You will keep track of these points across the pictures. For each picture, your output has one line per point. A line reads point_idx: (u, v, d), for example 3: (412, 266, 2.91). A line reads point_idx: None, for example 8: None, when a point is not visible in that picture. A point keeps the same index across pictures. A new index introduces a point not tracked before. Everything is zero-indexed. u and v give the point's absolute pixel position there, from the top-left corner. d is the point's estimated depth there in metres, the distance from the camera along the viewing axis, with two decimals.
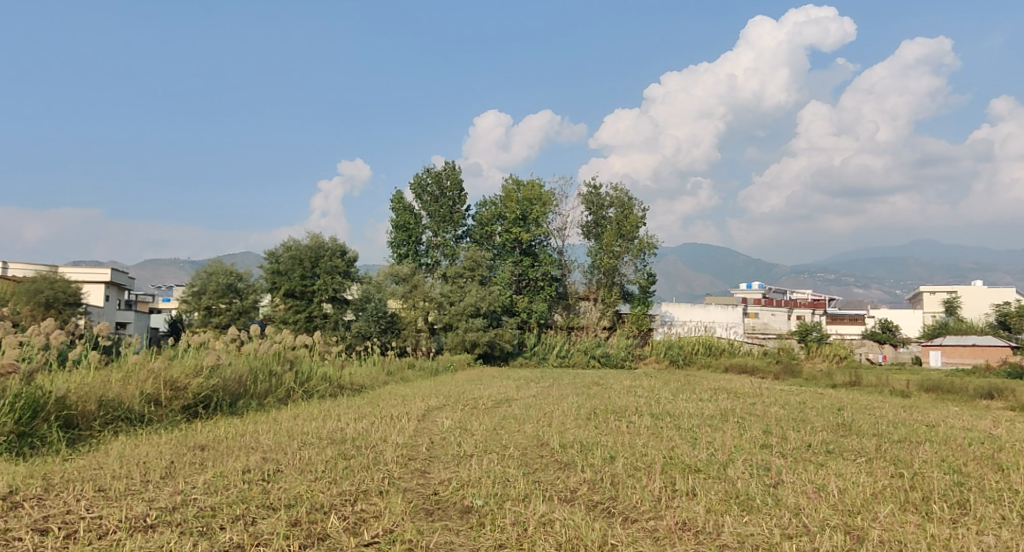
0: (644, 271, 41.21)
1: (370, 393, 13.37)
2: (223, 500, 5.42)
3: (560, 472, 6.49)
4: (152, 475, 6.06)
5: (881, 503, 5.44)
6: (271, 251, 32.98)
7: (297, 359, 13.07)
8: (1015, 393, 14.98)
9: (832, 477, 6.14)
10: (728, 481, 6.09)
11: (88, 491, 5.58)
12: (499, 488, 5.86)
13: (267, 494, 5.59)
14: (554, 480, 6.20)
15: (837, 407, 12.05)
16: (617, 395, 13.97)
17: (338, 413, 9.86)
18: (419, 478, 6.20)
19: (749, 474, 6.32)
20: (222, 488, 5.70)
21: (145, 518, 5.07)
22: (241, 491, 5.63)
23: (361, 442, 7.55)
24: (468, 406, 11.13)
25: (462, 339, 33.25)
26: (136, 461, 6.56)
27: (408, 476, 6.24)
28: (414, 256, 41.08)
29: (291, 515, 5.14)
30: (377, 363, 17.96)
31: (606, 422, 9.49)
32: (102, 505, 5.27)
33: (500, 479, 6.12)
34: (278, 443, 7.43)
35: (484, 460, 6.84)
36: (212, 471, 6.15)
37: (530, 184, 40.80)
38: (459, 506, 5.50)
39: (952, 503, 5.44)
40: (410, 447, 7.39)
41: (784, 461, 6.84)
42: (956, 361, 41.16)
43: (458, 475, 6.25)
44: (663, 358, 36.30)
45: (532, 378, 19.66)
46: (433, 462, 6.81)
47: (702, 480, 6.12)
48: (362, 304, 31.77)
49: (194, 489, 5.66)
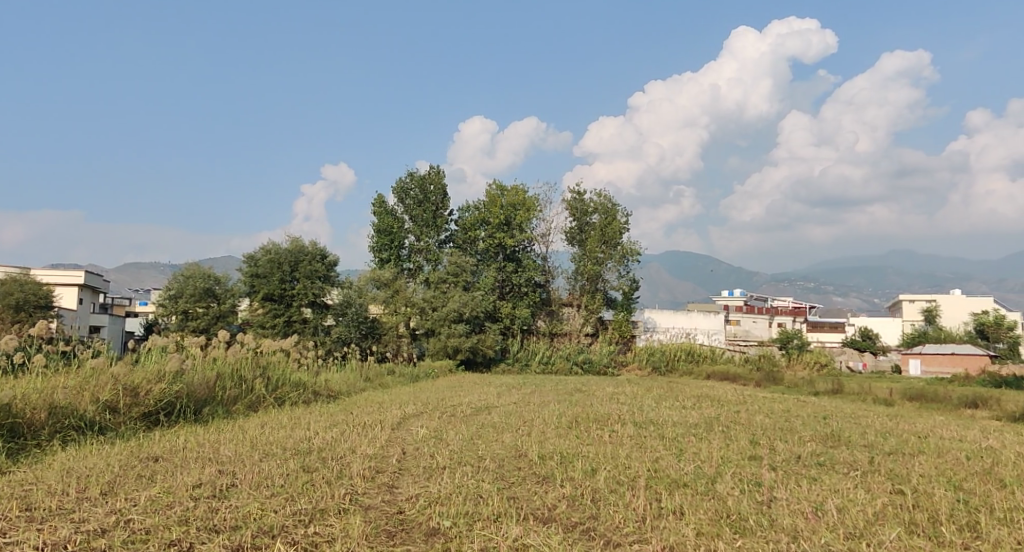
0: (627, 277, 41.13)
1: (346, 400, 13.03)
2: (162, 522, 5.12)
3: (537, 487, 6.26)
4: (91, 491, 5.75)
5: (884, 526, 5.26)
6: (249, 255, 32.48)
7: (270, 365, 12.73)
8: (999, 402, 14.98)
9: (828, 494, 5.96)
10: (718, 498, 5.90)
11: (14, 511, 5.26)
12: (470, 506, 5.62)
13: (214, 514, 5.30)
14: (532, 496, 5.98)
15: (823, 416, 11.92)
16: (599, 402, 13.77)
17: (309, 421, 9.56)
18: (385, 494, 5.95)
19: (738, 489, 6.13)
20: (162, 507, 5.40)
21: (67, 543, 4.76)
22: (183, 510, 5.34)
23: (329, 453, 7.27)
24: (446, 414, 10.87)
25: (444, 344, 32.98)
26: (79, 474, 6.23)
27: (373, 492, 5.99)
28: (396, 260, 40.69)
29: (235, 540, 4.87)
30: (355, 369, 17.59)
31: (588, 432, 9.28)
32: (23, 528, 4.96)
33: (472, 496, 5.88)
34: (239, 454, 7.14)
35: (457, 473, 6.59)
36: (158, 487, 5.85)
37: (513, 189, 40.52)
38: (426, 527, 5.25)
39: (961, 526, 5.27)
40: (381, 459, 7.12)
41: (773, 476, 6.65)
42: (935, 369, 41.43)
43: (427, 491, 6.01)
44: (646, 365, 36.13)
45: (512, 384, 19.44)
46: (403, 476, 6.55)
47: (690, 497, 5.92)
48: (342, 309, 31.48)
49: (132, 508, 5.36)
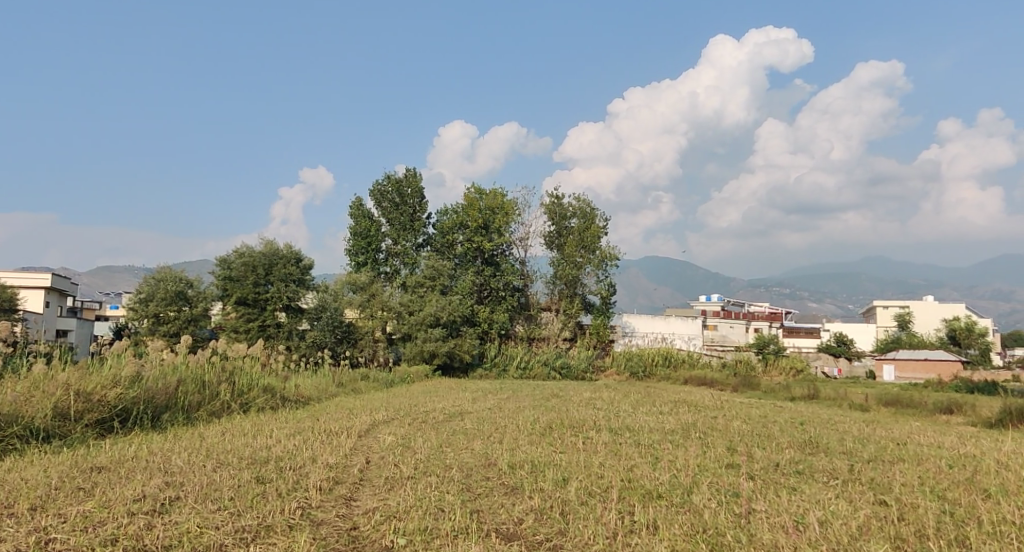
0: (606, 282, 41.19)
1: (316, 406, 12.75)
2: (90, 540, 4.87)
3: (504, 499, 6.09)
4: (20, 506, 5.47)
5: (868, 541, 5.14)
6: (222, 257, 31.89)
7: (236, 371, 12.42)
8: (973, 407, 15.08)
9: (807, 506, 5.86)
10: (694, 511, 5.77)
11: None
12: (431, 520, 5.43)
13: (152, 531, 5.06)
14: (498, 509, 5.81)
15: (799, 422, 11.91)
16: (575, 407, 13.63)
17: (274, 428, 9.29)
18: (343, 507, 5.76)
19: (715, 501, 6.01)
20: (94, 524, 5.14)
21: None
22: (114, 528, 5.07)
23: (288, 462, 7.04)
24: (417, 420, 10.66)
25: (420, 349, 32.72)
26: (13, 487, 5.94)
27: (331, 505, 5.78)
28: (372, 264, 40.38)
29: None
30: (327, 374, 17.27)
31: (562, 439, 9.13)
32: None
33: (434, 509, 5.69)
34: (191, 463, 6.87)
35: (421, 484, 6.40)
36: (93, 501, 5.58)
37: (492, 193, 40.36)
38: (380, 545, 5.05)
39: (947, 540, 5.17)
40: (343, 469, 6.89)
41: (750, 485, 6.54)
42: (909, 375, 41.90)
43: (388, 503, 5.81)
44: (624, 370, 36.09)
45: (488, 390, 19.27)
46: (363, 488, 6.33)
47: (665, 510, 5.79)
48: (317, 313, 31.12)
49: (60, 525, 5.10)
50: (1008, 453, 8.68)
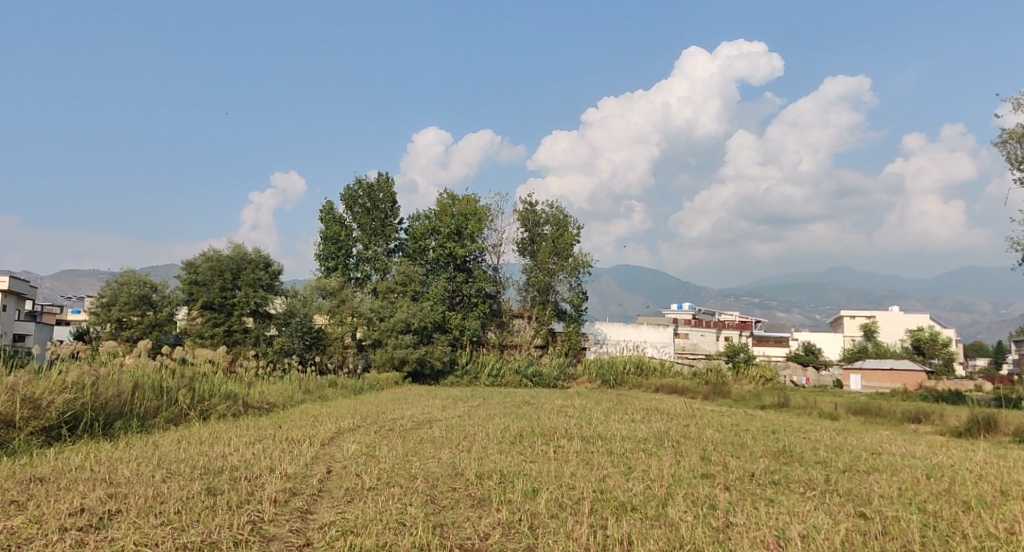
0: (579, 289, 41.24)
1: (280, 413, 12.44)
2: None
3: (470, 511, 5.93)
4: None
5: None
6: (188, 261, 31.17)
7: (198, 376, 12.06)
8: (940, 416, 15.28)
9: (784, 520, 5.78)
10: (669, 525, 5.67)
11: None
12: (390, 535, 5.24)
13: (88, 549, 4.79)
14: (464, 523, 5.64)
15: (770, 430, 11.95)
16: (547, 415, 13.50)
17: (233, 435, 9.01)
18: (299, 522, 5.54)
19: (691, 514, 5.91)
20: (23, 542, 4.87)
21: None
22: (43, 546, 4.80)
23: (244, 472, 6.79)
24: (385, 428, 10.44)
25: (390, 356, 32.40)
26: None
27: (287, 520, 5.56)
28: (343, 269, 39.91)
29: None
30: (294, 380, 16.94)
31: (533, 447, 8.99)
32: None
33: (396, 523, 5.49)
34: (139, 473, 6.59)
35: (383, 495, 6.21)
36: (24, 516, 5.29)
37: (465, 199, 40.16)
38: None
39: None
40: (302, 480, 6.66)
41: (726, 497, 6.46)
42: (875, 384, 42.57)
43: (348, 516, 5.62)
44: (595, 378, 36.06)
45: (459, 397, 19.10)
46: (322, 500, 6.12)
47: (639, 524, 5.67)
48: (285, 319, 30.59)
49: None
50: (981, 463, 8.73)
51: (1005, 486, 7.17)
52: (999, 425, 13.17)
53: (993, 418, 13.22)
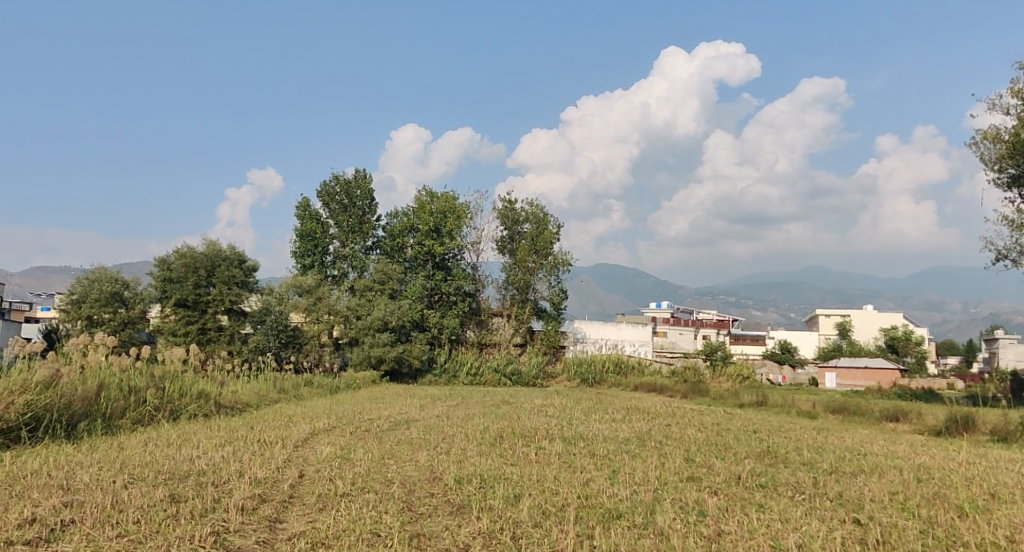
0: (558, 287, 41.27)
1: (254, 413, 12.20)
2: None
3: (449, 520, 5.79)
4: None
5: None
6: (161, 257, 30.55)
7: (167, 375, 11.74)
8: (917, 415, 15.42)
9: (772, 527, 5.70)
10: (655, 533, 5.57)
11: None
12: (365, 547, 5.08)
13: None
14: (443, 533, 5.50)
15: (752, 430, 11.96)
16: (526, 415, 13.38)
17: (203, 437, 8.78)
18: (269, 533, 5.36)
19: (679, 521, 5.82)
20: None
21: None
22: None
23: (211, 477, 6.59)
24: (361, 429, 10.25)
25: (368, 354, 32.17)
26: None
27: (258, 531, 5.37)
28: (320, 266, 39.44)
29: None
30: (269, 380, 16.60)
31: (514, 449, 8.86)
32: None
33: (372, 534, 5.34)
34: (99, 479, 6.36)
35: (358, 502, 6.05)
36: None
37: (444, 196, 39.84)
38: None
39: None
40: (272, 485, 6.48)
41: (714, 503, 6.38)
42: (850, 383, 43.07)
43: (321, 526, 5.46)
44: (574, 377, 36.00)
45: (438, 396, 18.88)
46: (293, 507, 5.95)
47: (625, 532, 5.58)
48: (261, 316, 30.08)
49: None
50: (966, 464, 8.76)
51: (993, 489, 7.18)
52: (977, 424, 13.31)
53: (971, 417, 13.35)
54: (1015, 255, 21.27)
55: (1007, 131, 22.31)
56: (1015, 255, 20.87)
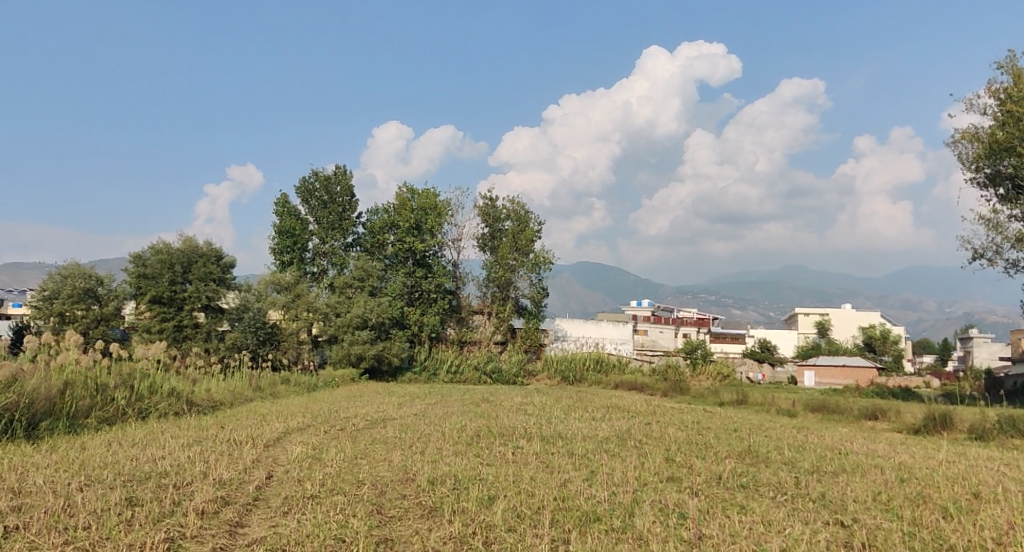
0: (539, 285, 41.21)
1: (227, 411, 11.98)
2: None
3: (419, 523, 5.67)
4: None
5: None
6: (136, 253, 30.03)
7: (136, 373, 11.50)
8: (895, 413, 15.54)
9: (747, 531, 5.65)
10: (630, 538, 5.50)
11: None
12: None
13: None
14: (412, 538, 5.38)
15: (732, 428, 11.96)
16: (506, 413, 13.30)
17: (172, 436, 8.59)
18: (230, 539, 5.21)
19: (657, 524, 5.75)
20: None
21: None
22: None
23: (173, 479, 6.42)
24: (336, 428, 10.11)
25: (347, 352, 31.87)
26: None
27: (220, 537, 5.23)
28: (298, 263, 39.05)
29: None
30: (244, 377, 16.35)
31: (491, 448, 8.76)
32: None
33: (338, 540, 5.21)
34: (55, 482, 6.17)
35: (326, 506, 5.90)
36: None
37: (424, 193, 39.58)
38: None
39: None
40: (237, 487, 6.33)
41: (694, 505, 6.33)
42: (828, 381, 43.48)
43: (286, 530, 5.33)
44: (555, 374, 35.97)
45: (418, 394, 18.71)
46: (257, 511, 5.81)
47: (599, 537, 5.49)
48: (238, 313, 29.65)
49: None
50: (945, 462, 8.79)
51: (975, 489, 7.20)
52: (954, 422, 13.43)
53: (948, 415, 13.46)
54: (990, 254, 21.55)
55: (984, 132, 22.60)
56: (991, 254, 21.13)
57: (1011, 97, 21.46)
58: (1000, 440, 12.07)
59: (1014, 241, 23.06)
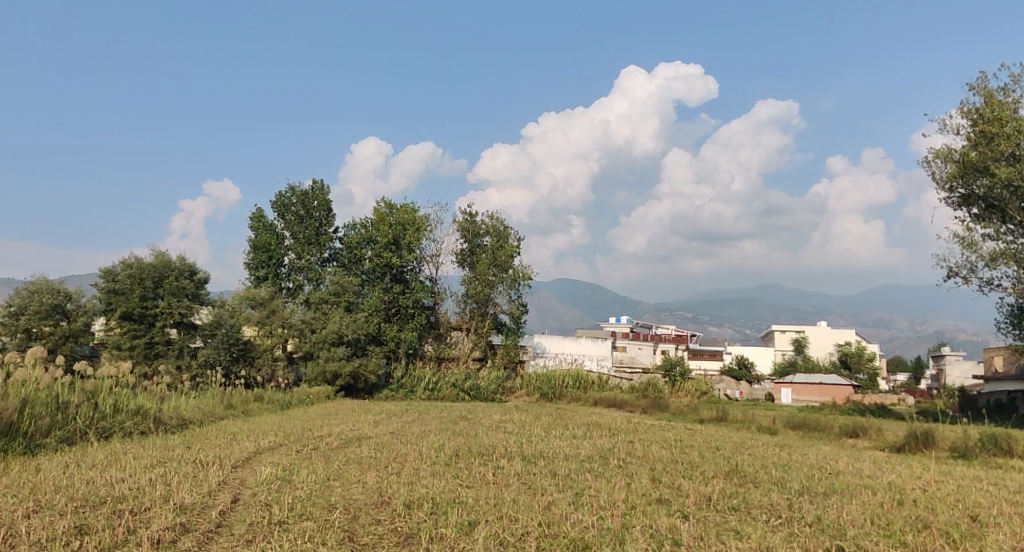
0: (518, 301, 41.11)
1: (196, 430, 11.63)
2: None
3: None
4: None
5: None
6: (106, 268, 29.31)
7: (100, 390, 11.13)
8: (876, 431, 15.58)
9: None
10: None
11: None
12: None
13: None
14: None
15: (715, 447, 11.88)
16: (485, 431, 13.09)
17: (136, 457, 8.26)
18: None
19: None
20: None
21: None
22: None
23: (130, 504, 6.15)
24: (309, 447, 9.85)
25: (322, 369, 31.46)
26: None
27: None
28: (274, 278, 38.54)
29: None
30: (216, 395, 15.95)
31: (472, 469, 8.55)
32: None
33: None
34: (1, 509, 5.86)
35: (293, 533, 5.65)
36: None
37: (403, 208, 39.33)
38: None
39: None
40: (199, 513, 6.06)
41: (683, 530, 6.18)
42: (805, 398, 43.75)
43: None
44: (534, 391, 35.74)
45: (395, 412, 18.43)
46: (219, 539, 5.55)
47: None
48: (211, 330, 29.05)
49: None
50: (934, 483, 8.76)
51: (971, 512, 7.13)
52: (936, 441, 13.48)
53: (930, 433, 13.53)
54: (965, 272, 21.86)
55: (958, 152, 23.01)
56: (966, 273, 21.44)
57: (983, 118, 21.86)
58: (983, 458, 12.10)
59: (987, 260, 23.46)
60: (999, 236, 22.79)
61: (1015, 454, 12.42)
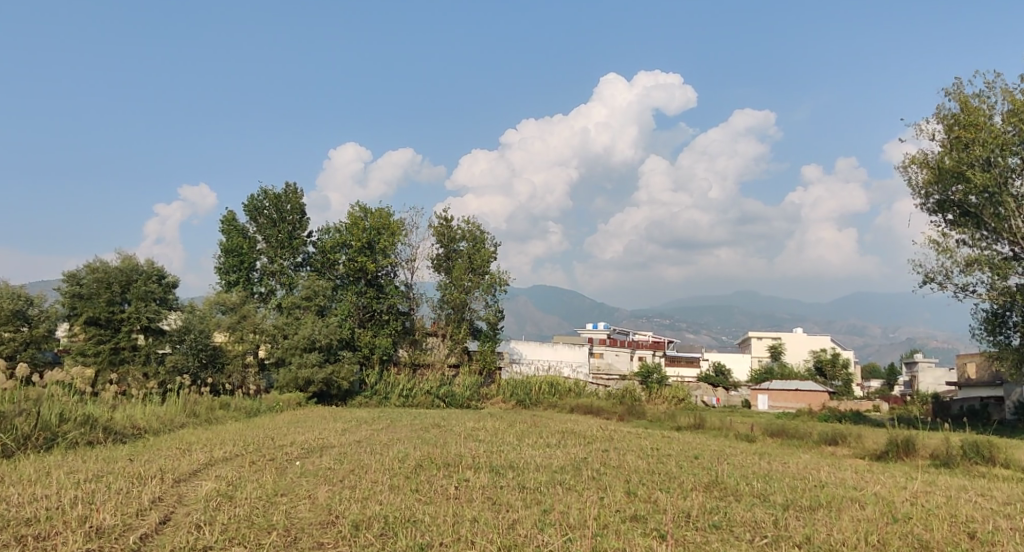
0: (495, 307, 40.79)
1: (150, 439, 11.15)
2: None
3: None
4: None
5: None
6: (71, 272, 28.39)
7: (44, 399, 10.59)
8: (855, 438, 15.51)
9: None
10: None
11: None
12: None
13: None
14: None
15: (693, 456, 11.65)
16: (455, 440, 12.73)
17: (73, 472, 7.78)
18: None
19: None
20: None
21: None
22: None
23: (45, 530, 5.75)
24: (265, 457, 9.45)
25: (294, 376, 30.91)
26: None
27: None
28: (245, 283, 37.80)
29: None
30: (179, 402, 15.40)
31: (434, 482, 8.22)
32: None
33: None
34: None
35: None
36: None
37: (378, 212, 38.80)
38: None
39: None
40: (117, 537, 5.70)
41: None
42: (781, 404, 43.86)
43: None
44: (510, 398, 35.40)
45: (366, 419, 17.91)
46: None
47: None
48: (179, 335, 28.16)
49: None
50: (922, 495, 8.63)
51: (968, 528, 6.98)
52: (918, 448, 13.40)
53: (911, 440, 13.42)
54: (940, 278, 21.97)
55: (933, 158, 23.24)
56: (942, 279, 21.56)
57: (959, 124, 22.02)
58: (965, 467, 12.04)
59: (962, 267, 23.64)
60: (974, 243, 22.96)
61: (996, 462, 12.41)
